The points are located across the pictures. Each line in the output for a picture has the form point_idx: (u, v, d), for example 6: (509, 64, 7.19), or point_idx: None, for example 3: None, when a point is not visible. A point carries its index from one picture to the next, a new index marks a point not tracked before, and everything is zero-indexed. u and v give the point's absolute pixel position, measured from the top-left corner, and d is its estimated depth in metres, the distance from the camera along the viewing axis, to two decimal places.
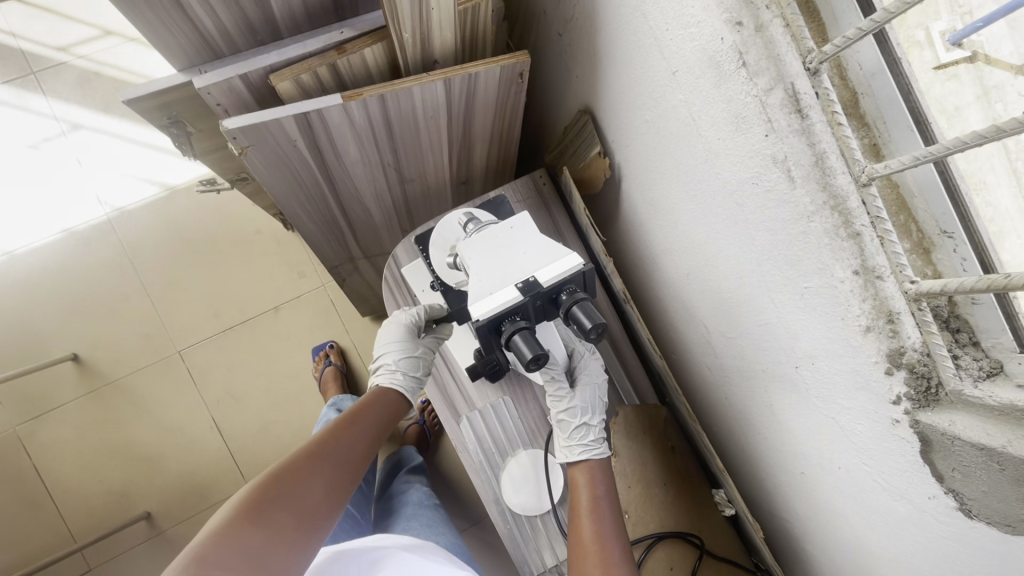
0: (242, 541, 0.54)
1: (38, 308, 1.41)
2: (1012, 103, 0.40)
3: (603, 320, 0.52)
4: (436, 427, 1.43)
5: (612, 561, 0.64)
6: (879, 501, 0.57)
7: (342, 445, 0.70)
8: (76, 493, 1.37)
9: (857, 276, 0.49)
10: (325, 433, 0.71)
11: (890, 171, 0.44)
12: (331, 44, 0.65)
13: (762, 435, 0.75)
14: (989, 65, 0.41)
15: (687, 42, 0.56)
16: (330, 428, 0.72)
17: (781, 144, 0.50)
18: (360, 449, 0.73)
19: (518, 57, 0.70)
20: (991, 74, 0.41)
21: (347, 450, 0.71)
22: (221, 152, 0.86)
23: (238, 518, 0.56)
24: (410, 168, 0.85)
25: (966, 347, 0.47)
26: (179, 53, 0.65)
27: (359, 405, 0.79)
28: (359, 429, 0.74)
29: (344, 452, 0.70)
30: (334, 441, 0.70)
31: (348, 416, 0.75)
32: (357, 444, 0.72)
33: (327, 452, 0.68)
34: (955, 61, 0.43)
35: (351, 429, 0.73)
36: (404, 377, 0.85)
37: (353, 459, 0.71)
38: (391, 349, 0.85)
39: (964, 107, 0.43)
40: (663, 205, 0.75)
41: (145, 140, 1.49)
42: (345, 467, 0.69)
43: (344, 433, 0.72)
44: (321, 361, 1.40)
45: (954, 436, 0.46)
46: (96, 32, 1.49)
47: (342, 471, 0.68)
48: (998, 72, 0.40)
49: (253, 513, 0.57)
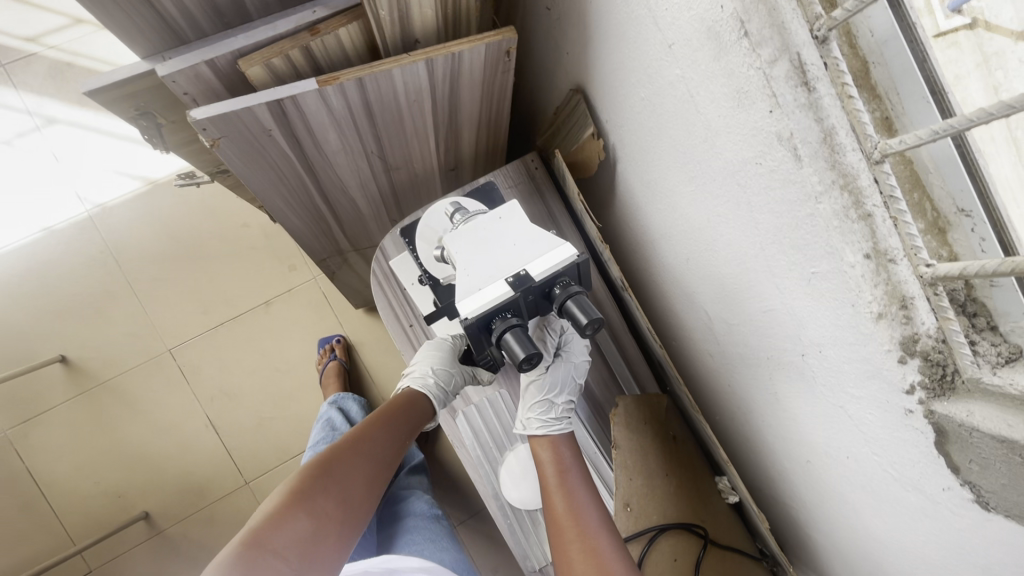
0: (289, 534, 0.56)
1: (22, 310, 1.38)
2: (1013, 70, 0.37)
3: (600, 315, 0.50)
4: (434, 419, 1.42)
5: (590, 529, 0.63)
6: (890, 491, 0.55)
7: (380, 437, 0.72)
8: (72, 495, 1.35)
9: (868, 260, 0.46)
10: (364, 426, 0.72)
11: (905, 147, 0.41)
12: (303, 25, 0.60)
13: (766, 424, 0.73)
14: (989, 32, 0.38)
15: (684, 11, 0.52)
16: (368, 420, 0.73)
17: (786, 121, 0.46)
18: (398, 442, 0.74)
19: (504, 33, 0.66)
20: (991, 40, 0.38)
21: (385, 442, 0.72)
22: (196, 145, 0.82)
23: (286, 508, 0.59)
24: (395, 155, 0.81)
25: (983, 332, 0.44)
26: (140, 41, 0.61)
27: (397, 398, 0.79)
28: (397, 422, 0.75)
29: (383, 446, 0.71)
30: (374, 433, 0.71)
31: (386, 410, 0.76)
32: (394, 437, 0.74)
33: (366, 444, 0.69)
34: (954, 29, 0.40)
35: (390, 426, 0.74)
36: (436, 387, 0.80)
37: (390, 451, 0.72)
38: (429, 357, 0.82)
39: (965, 76, 0.40)
40: (661, 187, 0.72)
41: (138, 134, 1.44)
42: (384, 460, 0.71)
43: (384, 426, 0.73)
44: (327, 354, 1.37)
45: (971, 428, 0.43)
46: (66, 21, 1.43)
47: (380, 464, 0.70)
48: (998, 39, 0.37)
49: (300, 503, 0.59)
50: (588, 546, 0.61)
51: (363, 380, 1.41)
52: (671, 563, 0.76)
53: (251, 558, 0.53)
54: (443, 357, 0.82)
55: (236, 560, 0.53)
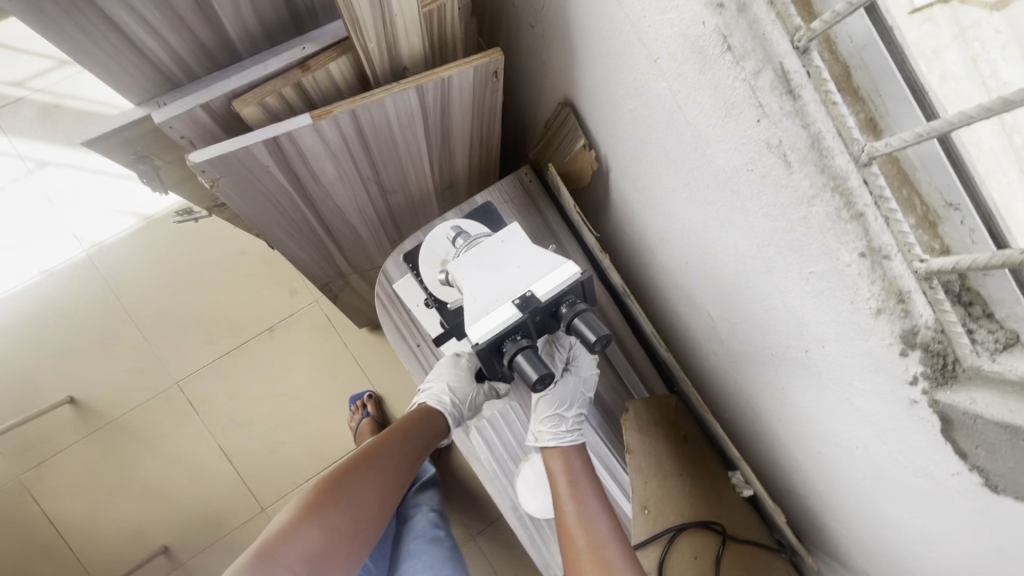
0: (299, 544, 0.59)
1: (27, 354, 1.38)
2: (989, 41, 0.38)
3: (607, 331, 0.51)
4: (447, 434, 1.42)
5: (600, 539, 0.64)
6: (900, 478, 0.57)
7: (396, 453, 0.73)
8: (90, 534, 1.36)
9: (863, 258, 0.47)
10: (381, 440, 0.74)
11: (891, 149, 0.43)
12: (295, 62, 0.62)
13: (775, 417, 0.74)
14: (964, 5, 0.40)
15: (666, 27, 0.53)
16: (382, 435, 0.75)
17: (774, 128, 0.48)
18: (412, 459, 0.75)
19: (491, 55, 0.67)
20: (967, 13, 0.39)
21: (402, 459, 0.74)
22: (192, 182, 0.83)
23: (300, 518, 0.61)
24: (391, 179, 0.83)
25: (980, 320, 0.45)
26: (133, 87, 0.61)
27: (411, 414, 0.80)
28: (413, 439, 0.77)
29: (397, 463, 0.73)
30: (389, 450, 0.73)
31: (403, 426, 0.77)
32: (409, 455, 0.75)
33: (381, 460, 0.71)
34: (929, 5, 0.42)
35: (404, 440, 0.76)
36: (451, 403, 0.80)
37: (404, 469, 0.74)
38: (445, 375, 0.81)
39: (941, 50, 0.42)
40: (655, 193, 0.73)
41: (133, 175, 1.45)
42: (396, 478, 0.72)
43: (400, 444, 0.75)
44: (359, 412, 1.37)
45: (975, 415, 0.45)
46: (53, 63, 1.45)
47: (394, 481, 0.71)
48: (975, 11, 0.39)
49: (313, 514, 0.62)
50: (598, 557, 0.63)
51: (383, 414, 1.40)
52: (692, 562, 0.77)
53: (261, 569, 0.56)
54: (460, 375, 0.81)
55: (248, 570, 0.55)
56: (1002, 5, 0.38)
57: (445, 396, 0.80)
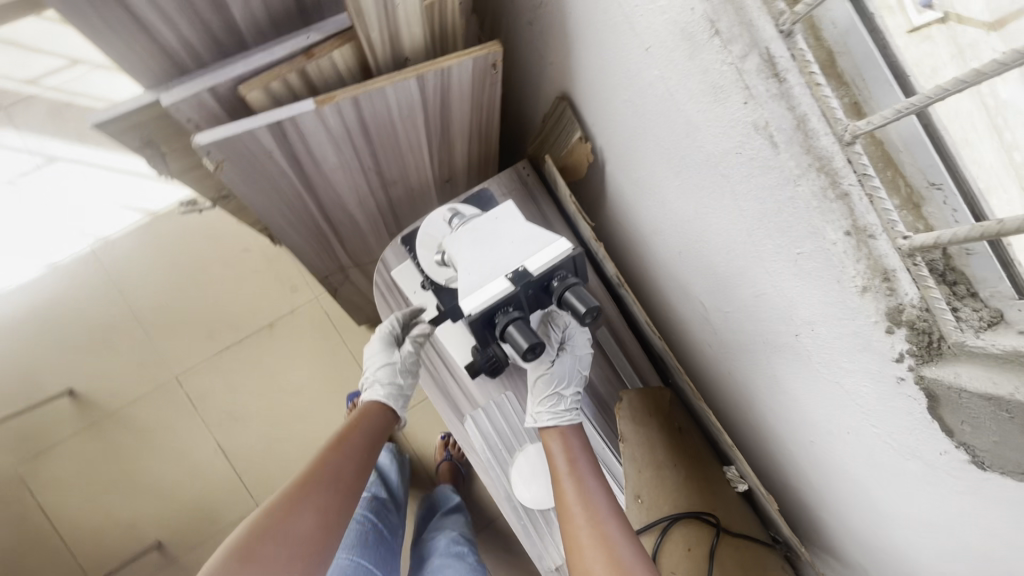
0: None
1: (29, 346, 1.39)
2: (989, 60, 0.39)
3: (597, 303, 0.54)
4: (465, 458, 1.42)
5: (600, 515, 0.65)
6: (890, 461, 0.57)
7: (336, 463, 0.70)
8: (84, 529, 1.35)
9: (848, 237, 0.48)
10: (321, 454, 0.71)
11: (874, 127, 0.43)
12: (298, 50, 0.64)
13: (768, 408, 0.75)
14: (961, 25, 0.41)
15: (657, 16, 0.55)
16: (323, 447, 0.72)
17: (761, 110, 0.49)
18: (363, 462, 0.73)
19: (490, 47, 0.69)
20: (965, 32, 0.40)
21: (348, 465, 0.71)
22: (199, 171, 0.85)
23: (237, 558, 0.59)
24: (390, 170, 0.84)
25: (965, 299, 0.46)
26: (143, 72, 0.63)
27: (353, 417, 0.79)
28: (357, 441, 0.75)
29: (345, 470, 0.71)
30: (333, 461, 0.70)
31: (345, 432, 0.75)
32: (357, 458, 0.73)
33: (325, 475, 0.69)
34: (928, 23, 0.43)
35: (346, 447, 0.73)
36: (386, 388, 0.85)
37: (354, 473, 0.71)
38: (375, 368, 0.87)
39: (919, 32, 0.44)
40: (649, 184, 0.75)
41: (154, 172, 1.47)
42: (347, 483, 0.70)
43: (343, 451, 0.72)
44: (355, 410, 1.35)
45: (960, 389, 0.45)
46: (63, 62, 1.48)
47: (344, 489, 0.69)
48: (971, 30, 0.40)
49: (251, 551, 0.59)
50: (598, 531, 0.63)
51: None
52: (686, 553, 0.77)
53: None
54: (382, 355, 0.87)
55: None
56: (1000, 25, 0.38)
57: (381, 388, 0.85)
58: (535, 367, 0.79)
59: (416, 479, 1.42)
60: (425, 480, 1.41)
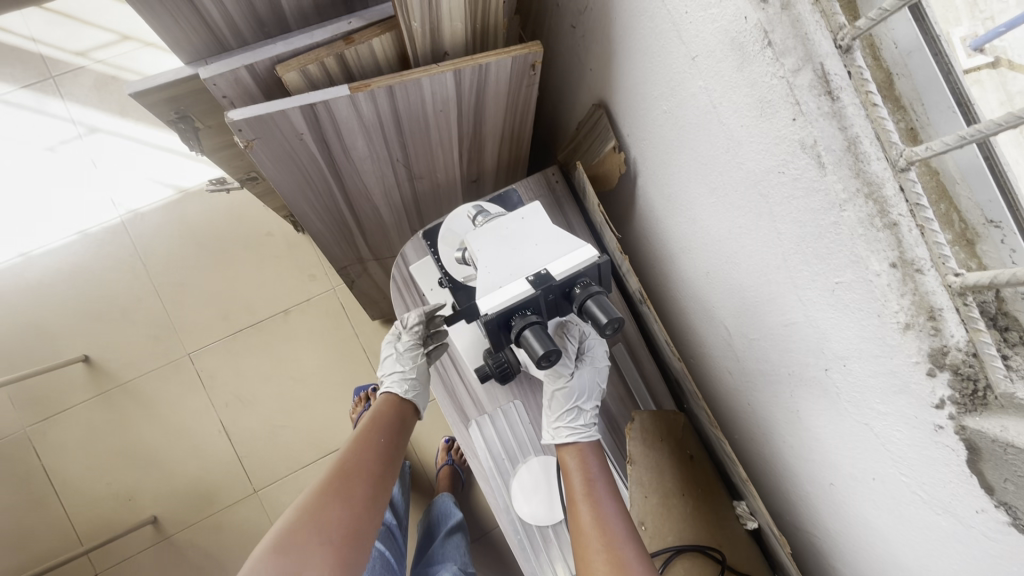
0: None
1: (51, 309, 1.42)
2: None
3: (619, 314, 0.53)
4: (465, 463, 1.39)
5: (616, 540, 0.62)
6: (917, 514, 0.52)
7: (366, 455, 0.67)
8: (85, 495, 1.37)
9: (894, 269, 0.44)
10: (345, 449, 0.67)
11: (931, 154, 0.40)
12: (338, 35, 0.64)
13: (787, 443, 0.71)
14: (1014, 71, 0.39)
15: (707, 24, 0.53)
16: (352, 439, 0.69)
17: (809, 128, 0.46)
18: (388, 455, 0.70)
19: (530, 47, 0.68)
20: (1015, 79, 0.39)
21: (373, 457, 0.68)
22: (230, 150, 0.85)
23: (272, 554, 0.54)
24: (419, 165, 0.84)
25: (1016, 346, 0.42)
26: (186, 45, 0.63)
27: (375, 413, 0.76)
28: (378, 436, 0.72)
29: (371, 463, 0.67)
30: (358, 454, 0.67)
31: (366, 429, 0.72)
32: (381, 452, 0.69)
33: (352, 467, 0.65)
34: (977, 67, 0.41)
35: (372, 441, 0.70)
36: (394, 378, 0.84)
37: (381, 466, 0.68)
38: (386, 362, 0.87)
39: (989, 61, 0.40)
40: (683, 198, 0.72)
41: (191, 151, 1.50)
42: (377, 474, 0.66)
43: (366, 444, 0.69)
44: (361, 403, 1.34)
45: (1005, 444, 0.41)
46: (114, 37, 1.52)
47: (374, 480, 0.65)
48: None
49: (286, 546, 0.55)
50: (614, 556, 0.61)
51: None
52: None
53: None
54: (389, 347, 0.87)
55: None
56: None
57: (391, 380, 0.84)
58: (553, 380, 0.77)
59: (414, 480, 1.40)
60: (425, 482, 1.40)
